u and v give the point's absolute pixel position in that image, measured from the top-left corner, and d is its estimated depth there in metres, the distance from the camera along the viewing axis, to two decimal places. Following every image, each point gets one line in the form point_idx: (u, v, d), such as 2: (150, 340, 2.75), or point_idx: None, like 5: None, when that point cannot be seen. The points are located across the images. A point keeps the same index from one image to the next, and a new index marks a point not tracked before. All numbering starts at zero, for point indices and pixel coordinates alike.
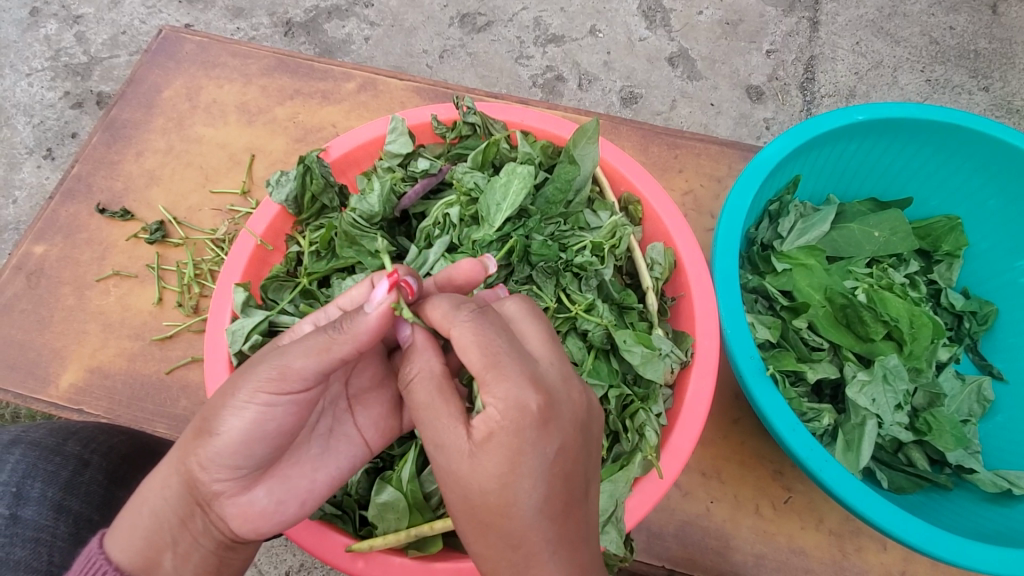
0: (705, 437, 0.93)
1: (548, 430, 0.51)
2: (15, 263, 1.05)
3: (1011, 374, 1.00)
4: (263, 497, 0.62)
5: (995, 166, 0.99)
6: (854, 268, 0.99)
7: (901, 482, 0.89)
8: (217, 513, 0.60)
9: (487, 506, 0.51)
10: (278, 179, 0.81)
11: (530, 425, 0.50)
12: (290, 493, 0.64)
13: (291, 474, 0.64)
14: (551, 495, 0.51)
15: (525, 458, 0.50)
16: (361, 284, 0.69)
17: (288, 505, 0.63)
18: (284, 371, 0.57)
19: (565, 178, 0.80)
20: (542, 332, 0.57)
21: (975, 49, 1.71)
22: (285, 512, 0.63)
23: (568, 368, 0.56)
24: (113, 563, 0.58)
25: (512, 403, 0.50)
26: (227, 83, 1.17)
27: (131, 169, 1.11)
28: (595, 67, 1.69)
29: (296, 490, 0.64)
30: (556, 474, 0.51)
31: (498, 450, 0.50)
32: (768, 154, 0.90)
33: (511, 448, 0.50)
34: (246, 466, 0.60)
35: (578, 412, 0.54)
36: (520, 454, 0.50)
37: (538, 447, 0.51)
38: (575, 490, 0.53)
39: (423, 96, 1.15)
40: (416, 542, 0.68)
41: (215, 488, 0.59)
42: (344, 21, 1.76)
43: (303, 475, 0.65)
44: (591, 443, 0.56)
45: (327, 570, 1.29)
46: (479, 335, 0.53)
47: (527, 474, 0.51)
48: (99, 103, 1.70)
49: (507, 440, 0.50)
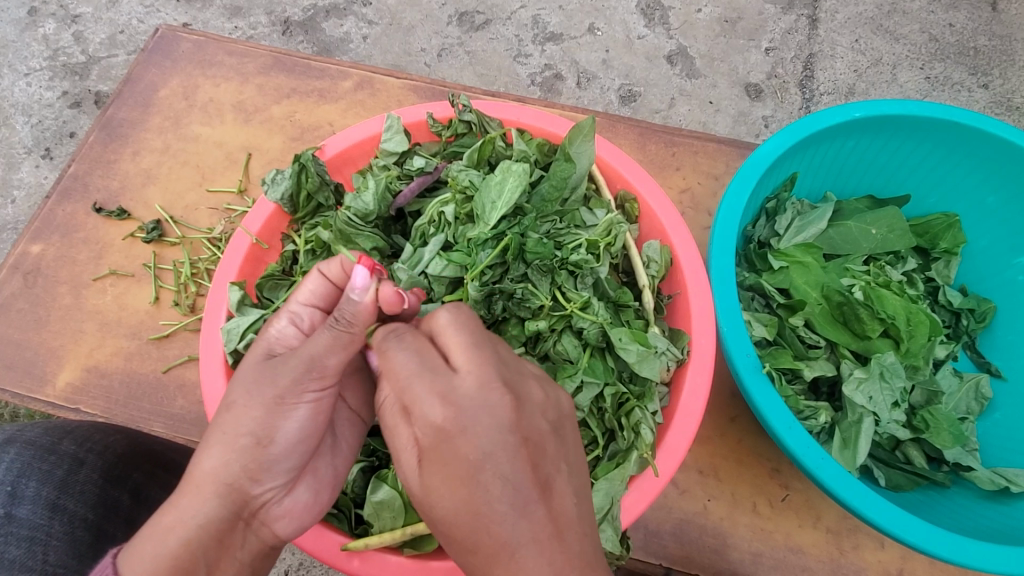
0: (703, 435, 0.93)
1: (464, 437, 0.49)
2: (12, 262, 1.05)
3: (1009, 372, 1.00)
4: (304, 493, 0.64)
5: (994, 162, 0.99)
6: (852, 266, 0.98)
7: (900, 480, 0.88)
8: (263, 519, 0.62)
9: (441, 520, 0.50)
10: (274, 177, 0.81)
11: (449, 434, 0.50)
12: (321, 483, 0.67)
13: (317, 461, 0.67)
14: (490, 500, 0.48)
15: (454, 467, 0.49)
16: (311, 277, 0.69)
17: (323, 492, 0.67)
18: (308, 366, 0.60)
19: (561, 176, 0.79)
20: (460, 339, 0.55)
21: (975, 46, 1.71)
22: (321, 499, 0.66)
23: (490, 371, 0.52)
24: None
25: (429, 420, 0.51)
26: (225, 81, 1.17)
27: (128, 168, 1.11)
28: (594, 65, 1.69)
29: (324, 479, 0.67)
30: (492, 474, 0.48)
31: (431, 466, 0.50)
32: (766, 151, 0.90)
33: (438, 460, 0.50)
34: (292, 461, 0.62)
35: (505, 411, 0.50)
36: (450, 462, 0.49)
37: (465, 451, 0.49)
38: (524, 489, 0.48)
39: (420, 94, 1.15)
40: (411, 541, 0.68)
41: (267, 494, 0.61)
42: (342, 20, 1.75)
43: (327, 460, 0.68)
44: (542, 439, 0.51)
45: (326, 569, 1.29)
46: (406, 356, 0.55)
47: (466, 480, 0.48)
48: (98, 102, 1.70)
49: (434, 455, 0.50)
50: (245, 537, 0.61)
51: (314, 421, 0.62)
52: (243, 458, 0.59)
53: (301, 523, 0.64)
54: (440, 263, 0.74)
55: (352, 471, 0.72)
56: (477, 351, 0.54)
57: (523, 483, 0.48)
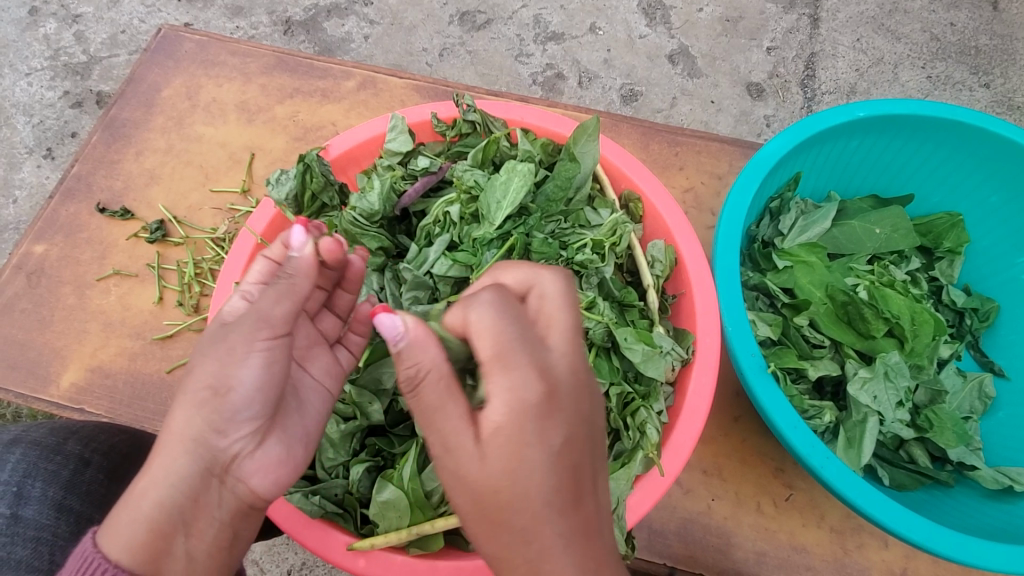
0: (706, 435, 0.93)
1: (553, 429, 0.49)
2: (16, 263, 1.05)
3: (1012, 370, 1.00)
4: (274, 449, 0.59)
5: (997, 161, 0.99)
6: (856, 265, 0.98)
7: (903, 479, 0.88)
8: (238, 476, 0.57)
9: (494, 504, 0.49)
10: (277, 177, 0.81)
11: (536, 420, 0.48)
12: (291, 438, 0.61)
13: (289, 416, 0.62)
14: (559, 491, 0.48)
15: (528, 454, 0.48)
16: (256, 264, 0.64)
17: (296, 447, 0.61)
18: (260, 318, 0.57)
19: (565, 176, 0.80)
20: (564, 320, 0.53)
21: (976, 45, 1.71)
22: (295, 456, 0.61)
23: (579, 360, 0.52)
24: (111, 559, 0.52)
25: (512, 397, 0.49)
26: (227, 81, 1.17)
27: (131, 168, 1.11)
28: (596, 64, 1.68)
29: (296, 434, 0.62)
30: (565, 463, 0.49)
31: (501, 444, 0.48)
32: (770, 151, 0.90)
33: (514, 445, 0.48)
34: (257, 410, 0.57)
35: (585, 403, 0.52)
36: (529, 448, 0.48)
37: (546, 440, 0.48)
38: (581, 486, 0.50)
39: (423, 94, 1.15)
40: (417, 541, 0.68)
41: (235, 446, 0.56)
42: (343, 19, 1.75)
43: (300, 419, 0.63)
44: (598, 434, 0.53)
45: (328, 568, 1.30)
46: (500, 328, 0.50)
47: (538, 468, 0.48)
48: (99, 102, 1.70)
49: (510, 433, 0.48)
50: (220, 496, 0.56)
51: (273, 368, 0.57)
52: (208, 409, 0.55)
53: (281, 481, 0.59)
54: (445, 263, 0.75)
55: (356, 470, 0.71)
56: (566, 337, 0.52)
57: (584, 478, 0.50)
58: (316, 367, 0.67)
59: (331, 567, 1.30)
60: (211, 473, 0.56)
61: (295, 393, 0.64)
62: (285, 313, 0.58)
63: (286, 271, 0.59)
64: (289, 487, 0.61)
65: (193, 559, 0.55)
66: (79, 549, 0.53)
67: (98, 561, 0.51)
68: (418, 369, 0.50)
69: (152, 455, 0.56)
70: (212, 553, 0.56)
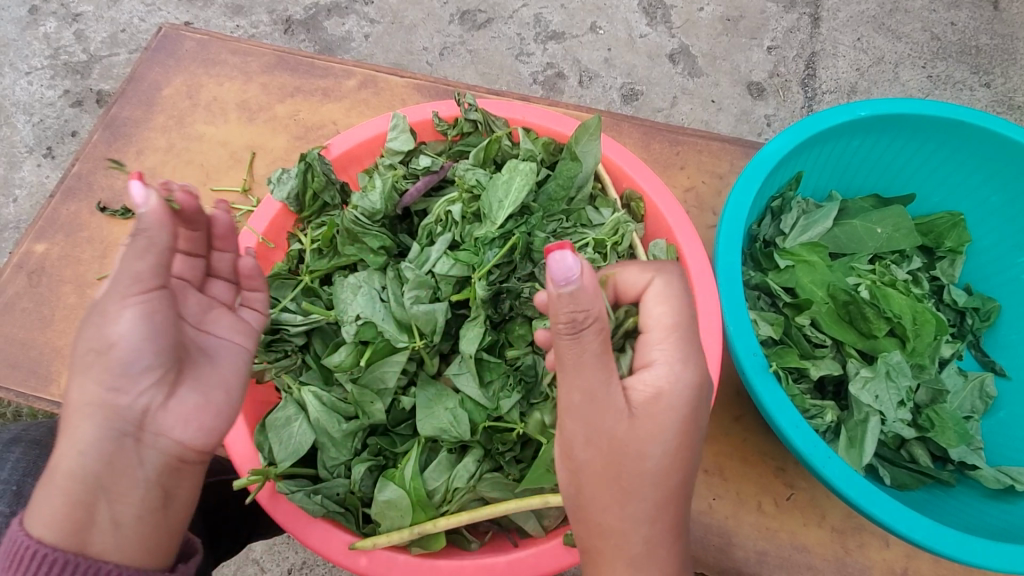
0: (707, 434, 0.93)
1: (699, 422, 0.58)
2: (16, 262, 1.05)
3: (1014, 370, 1.00)
4: (188, 397, 0.59)
5: (998, 161, 0.99)
6: (857, 265, 0.98)
7: (905, 479, 0.88)
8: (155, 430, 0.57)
9: (619, 465, 0.56)
10: (279, 176, 0.82)
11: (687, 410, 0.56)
12: (207, 387, 0.61)
13: (199, 366, 0.62)
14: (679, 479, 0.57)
15: (666, 438, 0.56)
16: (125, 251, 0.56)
17: (214, 394, 0.62)
18: (131, 276, 0.55)
19: (567, 175, 0.80)
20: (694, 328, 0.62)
21: (977, 45, 1.71)
22: (215, 401, 0.61)
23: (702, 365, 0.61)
24: (35, 536, 0.52)
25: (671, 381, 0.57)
26: (228, 80, 1.17)
27: (132, 167, 1.11)
28: (596, 64, 1.68)
29: (211, 383, 0.62)
30: (682, 454, 0.57)
31: (653, 420, 0.56)
32: (771, 150, 0.90)
33: (660, 428, 0.56)
34: (155, 361, 0.56)
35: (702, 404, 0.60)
36: (672, 435, 0.56)
37: (679, 431, 0.56)
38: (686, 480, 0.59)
39: (424, 93, 1.15)
40: (420, 541, 0.68)
41: (143, 400, 0.56)
42: (344, 18, 1.75)
43: (214, 371, 0.63)
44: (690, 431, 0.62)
45: (329, 568, 1.30)
46: (678, 322, 0.59)
47: (668, 455, 0.56)
48: (99, 101, 1.70)
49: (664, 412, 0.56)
50: (142, 455, 0.56)
51: (154, 318, 0.56)
52: (98, 373, 0.54)
53: (206, 426, 0.60)
54: (447, 262, 0.74)
55: (358, 469, 0.71)
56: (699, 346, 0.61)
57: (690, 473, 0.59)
58: (219, 327, 0.66)
59: (332, 566, 1.30)
60: (125, 434, 0.55)
61: (199, 348, 0.63)
62: (154, 269, 0.55)
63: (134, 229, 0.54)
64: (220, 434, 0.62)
65: (120, 524, 0.54)
66: (6, 534, 0.53)
67: (21, 540, 0.52)
68: (587, 317, 0.52)
69: (65, 426, 0.55)
70: (142, 517, 0.55)
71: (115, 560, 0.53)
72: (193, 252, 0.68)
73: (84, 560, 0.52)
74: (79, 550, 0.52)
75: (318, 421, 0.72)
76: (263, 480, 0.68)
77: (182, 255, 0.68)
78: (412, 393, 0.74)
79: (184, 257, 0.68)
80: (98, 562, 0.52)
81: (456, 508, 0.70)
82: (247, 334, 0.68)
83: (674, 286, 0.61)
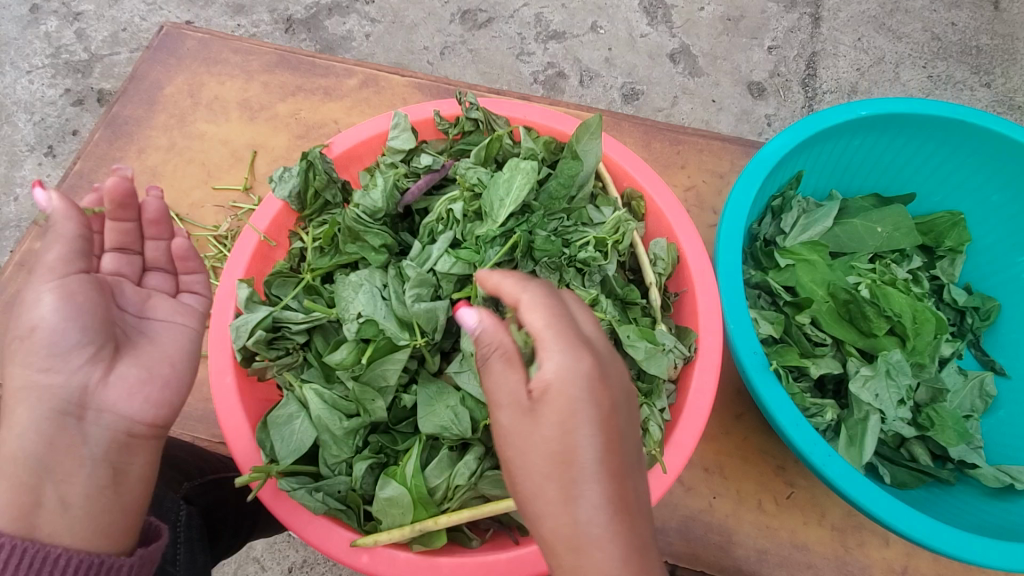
0: (708, 433, 0.93)
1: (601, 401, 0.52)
2: (18, 260, 1.05)
3: (1014, 369, 1.00)
4: (129, 373, 0.59)
5: (998, 160, 0.99)
6: (857, 264, 0.98)
7: (904, 477, 0.88)
8: (98, 407, 0.56)
9: (544, 473, 0.50)
10: (281, 174, 0.81)
11: (587, 389, 0.51)
12: (150, 362, 0.61)
13: (139, 346, 0.61)
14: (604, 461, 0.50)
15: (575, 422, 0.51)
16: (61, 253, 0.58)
17: (158, 366, 0.61)
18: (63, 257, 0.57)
19: (568, 173, 0.79)
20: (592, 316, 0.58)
21: (978, 45, 1.71)
22: (161, 373, 0.61)
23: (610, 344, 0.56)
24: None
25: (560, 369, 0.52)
26: (229, 79, 1.17)
27: (134, 165, 1.11)
28: (597, 63, 1.69)
29: (151, 359, 0.61)
30: (612, 435, 0.51)
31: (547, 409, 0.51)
32: (772, 149, 0.90)
33: (561, 411, 0.51)
34: (84, 338, 0.56)
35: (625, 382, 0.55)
36: (580, 414, 0.51)
37: (589, 406, 0.51)
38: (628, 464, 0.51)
39: (426, 93, 1.15)
40: (421, 538, 0.68)
41: (78, 377, 0.55)
42: (345, 18, 1.75)
43: (168, 355, 0.63)
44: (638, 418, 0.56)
45: (330, 566, 1.30)
46: (553, 312, 0.55)
47: (587, 438, 0.50)
48: (100, 99, 1.71)
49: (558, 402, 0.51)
50: (86, 432, 0.55)
51: (75, 299, 0.57)
52: (29, 357, 0.55)
53: (153, 398, 0.59)
54: (449, 260, 0.74)
55: (360, 466, 0.71)
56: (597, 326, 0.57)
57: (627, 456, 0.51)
58: (159, 311, 0.66)
59: (333, 565, 1.30)
60: (67, 415, 0.55)
61: (140, 331, 0.63)
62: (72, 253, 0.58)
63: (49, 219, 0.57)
64: (169, 405, 0.61)
65: (68, 504, 0.53)
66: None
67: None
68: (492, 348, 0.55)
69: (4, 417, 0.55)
70: (90, 495, 0.54)
71: (66, 544, 0.51)
72: (159, 236, 0.70)
73: (32, 544, 0.50)
74: (26, 535, 0.50)
75: (320, 418, 0.72)
76: (265, 477, 0.67)
77: (149, 241, 0.70)
78: (412, 390, 0.75)
79: (115, 255, 0.67)
80: (46, 546, 0.50)
81: (457, 506, 0.70)
82: (194, 316, 0.68)
83: (537, 284, 0.58)
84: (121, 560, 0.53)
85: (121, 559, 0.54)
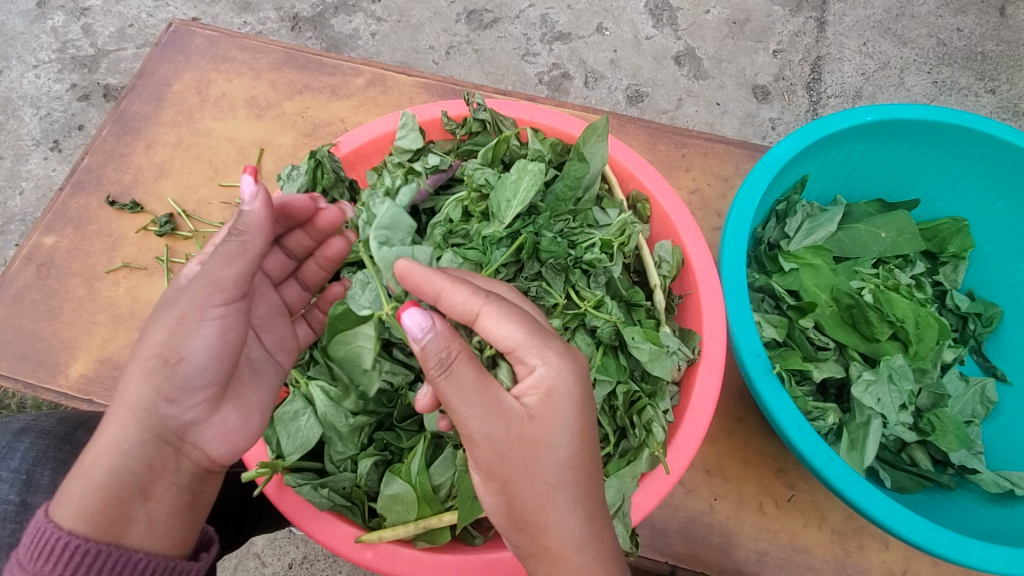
0: (710, 434, 0.94)
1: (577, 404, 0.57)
2: (25, 254, 1.05)
3: (1015, 376, 1.00)
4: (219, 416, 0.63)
5: (1001, 167, 1.00)
6: (861, 269, 0.99)
7: (906, 482, 0.89)
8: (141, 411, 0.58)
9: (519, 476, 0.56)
10: (289, 173, 0.83)
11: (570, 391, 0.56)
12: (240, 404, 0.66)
13: (242, 384, 0.67)
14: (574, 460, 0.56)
15: (559, 418, 0.56)
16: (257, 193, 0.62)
17: (253, 417, 0.67)
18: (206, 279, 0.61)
19: (575, 175, 0.80)
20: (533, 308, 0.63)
21: (983, 51, 1.71)
22: (252, 423, 0.67)
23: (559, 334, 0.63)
24: (65, 528, 0.55)
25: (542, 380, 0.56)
26: (237, 76, 1.17)
27: (141, 161, 1.11)
28: (602, 65, 1.69)
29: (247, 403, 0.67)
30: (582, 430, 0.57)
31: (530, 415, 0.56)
32: (778, 153, 0.90)
33: (547, 411, 0.56)
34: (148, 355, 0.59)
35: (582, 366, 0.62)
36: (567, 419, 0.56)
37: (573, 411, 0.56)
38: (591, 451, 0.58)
39: (432, 92, 1.16)
40: (425, 534, 0.68)
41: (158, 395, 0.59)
42: (351, 16, 1.76)
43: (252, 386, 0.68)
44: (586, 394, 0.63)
45: (330, 561, 1.31)
46: (519, 316, 0.57)
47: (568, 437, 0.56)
48: (106, 95, 1.71)
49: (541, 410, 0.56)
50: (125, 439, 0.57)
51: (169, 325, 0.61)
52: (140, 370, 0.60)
53: (231, 442, 0.64)
54: (452, 259, 0.74)
55: (365, 463, 0.72)
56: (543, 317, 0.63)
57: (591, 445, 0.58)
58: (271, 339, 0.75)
59: (333, 560, 1.31)
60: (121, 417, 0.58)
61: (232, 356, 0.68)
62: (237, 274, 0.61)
63: (238, 229, 0.60)
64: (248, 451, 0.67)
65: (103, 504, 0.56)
66: (32, 523, 0.55)
67: (51, 531, 0.54)
68: (450, 353, 0.54)
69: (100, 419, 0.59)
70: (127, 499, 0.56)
71: (144, 548, 0.57)
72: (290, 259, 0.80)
73: (116, 549, 0.55)
74: (111, 540, 0.56)
75: (326, 415, 0.72)
76: (272, 473, 0.68)
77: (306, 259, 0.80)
78: (418, 388, 0.75)
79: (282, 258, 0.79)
80: (128, 551, 0.56)
81: None
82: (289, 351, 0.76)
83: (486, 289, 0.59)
84: (189, 565, 0.60)
85: (190, 564, 0.60)
